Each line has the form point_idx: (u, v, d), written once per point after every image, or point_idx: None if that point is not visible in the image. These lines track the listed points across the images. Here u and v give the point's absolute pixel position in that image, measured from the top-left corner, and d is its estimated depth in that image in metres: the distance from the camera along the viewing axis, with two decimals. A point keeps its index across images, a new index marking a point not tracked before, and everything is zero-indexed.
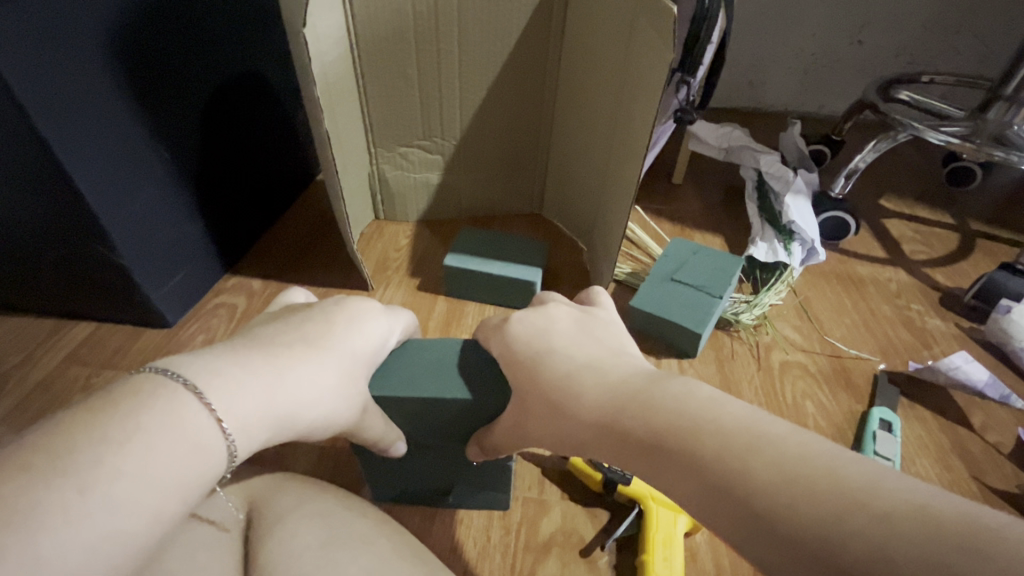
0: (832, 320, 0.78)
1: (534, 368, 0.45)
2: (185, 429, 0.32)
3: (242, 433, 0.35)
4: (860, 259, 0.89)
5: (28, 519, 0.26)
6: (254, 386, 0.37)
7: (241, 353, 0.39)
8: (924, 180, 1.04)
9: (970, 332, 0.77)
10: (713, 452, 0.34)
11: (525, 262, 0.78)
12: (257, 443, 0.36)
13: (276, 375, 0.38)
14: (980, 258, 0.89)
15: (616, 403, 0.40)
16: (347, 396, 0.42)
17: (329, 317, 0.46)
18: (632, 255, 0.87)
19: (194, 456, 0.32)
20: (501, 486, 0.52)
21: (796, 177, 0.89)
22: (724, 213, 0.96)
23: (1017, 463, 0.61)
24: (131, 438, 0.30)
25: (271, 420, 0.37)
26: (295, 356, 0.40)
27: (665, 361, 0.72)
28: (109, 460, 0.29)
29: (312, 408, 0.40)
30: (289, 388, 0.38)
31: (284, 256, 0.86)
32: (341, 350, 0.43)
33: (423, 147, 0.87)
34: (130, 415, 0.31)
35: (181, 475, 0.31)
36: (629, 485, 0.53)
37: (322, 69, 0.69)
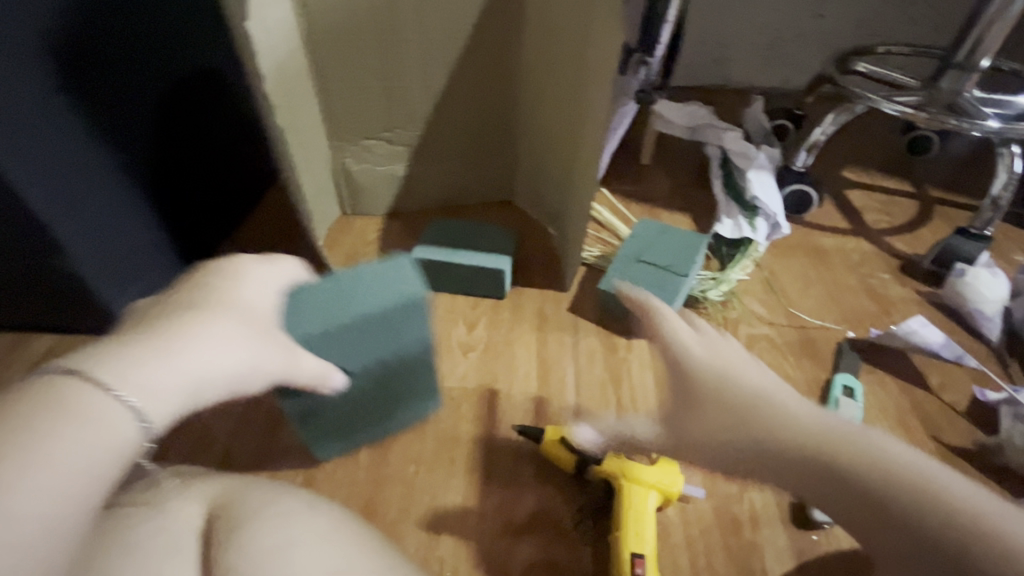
0: (797, 292, 0.79)
1: (711, 388, 0.44)
2: (89, 420, 0.32)
3: (149, 406, 0.34)
4: (823, 231, 0.90)
5: None
6: (153, 360, 0.36)
7: (136, 331, 0.37)
8: (885, 150, 1.06)
9: (928, 296, 0.80)
10: (873, 481, 0.37)
11: (493, 250, 0.78)
12: (169, 413, 0.36)
13: (178, 348, 0.37)
14: (938, 224, 0.92)
15: (802, 430, 0.40)
16: (259, 349, 0.41)
17: (220, 274, 0.43)
18: (600, 238, 0.87)
19: (97, 437, 0.32)
20: (425, 386, 0.57)
21: (759, 152, 0.90)
22: (692, 191, 0.97)
23: (971, 420, 0.64)
24: (31, 437, 0.30)
25: (179, 391, 0.36)
26: (192, 320, 0.39)
27: (636, 342, 0.73)
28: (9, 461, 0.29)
29: (221, 367, 0.38)
30: (192, 359, 0.37)
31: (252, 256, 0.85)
32: (242, 307, 0.42)
33: (387, 138, 0.86)
34: (27, 414, 0.31)
35: (91, 463, 0.32)
36: (602, 465, 0.54)
37: (275, 64, 0.68)
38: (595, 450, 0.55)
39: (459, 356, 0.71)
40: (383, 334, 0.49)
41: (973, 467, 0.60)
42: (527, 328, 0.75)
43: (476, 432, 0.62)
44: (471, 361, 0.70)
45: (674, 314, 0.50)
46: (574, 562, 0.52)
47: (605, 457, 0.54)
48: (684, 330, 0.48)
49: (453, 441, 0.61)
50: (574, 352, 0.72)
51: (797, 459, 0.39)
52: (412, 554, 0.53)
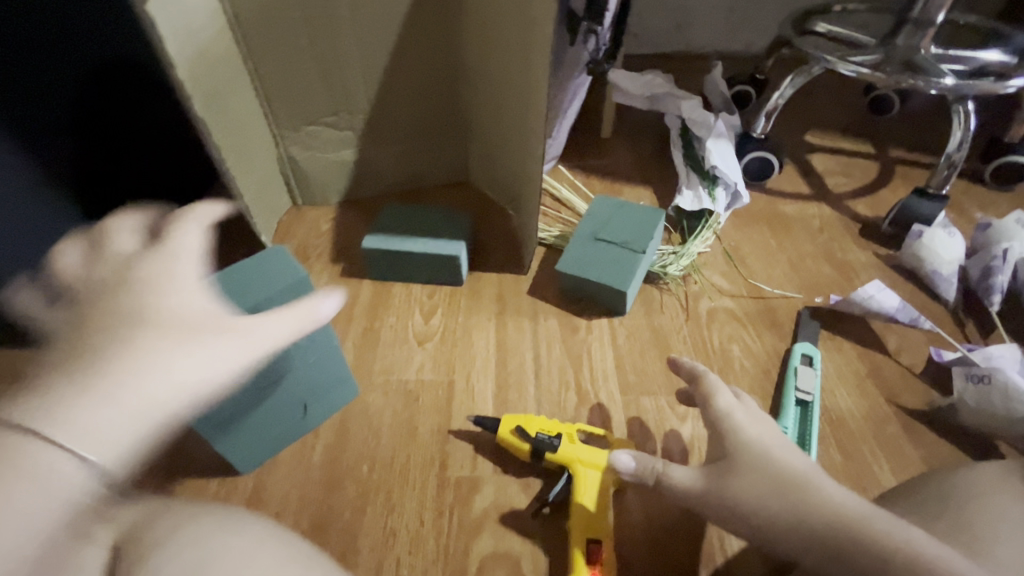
0: (758, 262, 0.79)
1: (754, 461, 0.44)
2: (40, 474, 0.30)
3: (88, 460, 0.30)
4: (785, 198, 0.89)
5: None
6: (75, 408, 0.31)
7: (63, 366, 0.31)
8: (848, 111, 1.05)
9: (887, 260, 0.80)
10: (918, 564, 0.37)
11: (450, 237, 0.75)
12: (120, 458, 0.31)
13: (110, 385, 0.31)
14: (897, 185, 0.91)
15: (857, 512, 0.40)
16: (212, 357, 0.34)
17: (137, 279, 0.35)
18: (560, 217, 0.85)
19: (43, 495, 0.30)
20: (339, 371, 0.59)
21: (717, 121, 0.88)
22: (653, 163, 0.95)
23: (929, 381, 0.63)
24: None
25: (122, 435, 0.31)
26: (113, 347, 0.32)
27: (596, 322, 0.71)
28: None
29: (169, 389, 0.32)
30: (133, 391, 0.32)
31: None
32: (171, 319, 0.34)
33: (332, 123, 0.82)
34: None
35: (40, 516, 0.30)
36: (556, 453, 0.53)
37: (196, 49, 0.64)
38: (549, 438, 0.54)
39: (415, 348, 0.69)
40: None
41: (931, 430, 0.59)
42: (485, 314, 0.73)
43: (432, 425, 0.60)
44: (429, 353, 0.68)
45: (719, 382, 0.52)
46: (532, 553, 0.51)
47: (559, 444, 0.54)
48: (728, 401, 0.49)
49: (410, 435, 0.60)
50: (533, 336, 0.70)
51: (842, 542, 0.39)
52: (366, 557, 0.52)
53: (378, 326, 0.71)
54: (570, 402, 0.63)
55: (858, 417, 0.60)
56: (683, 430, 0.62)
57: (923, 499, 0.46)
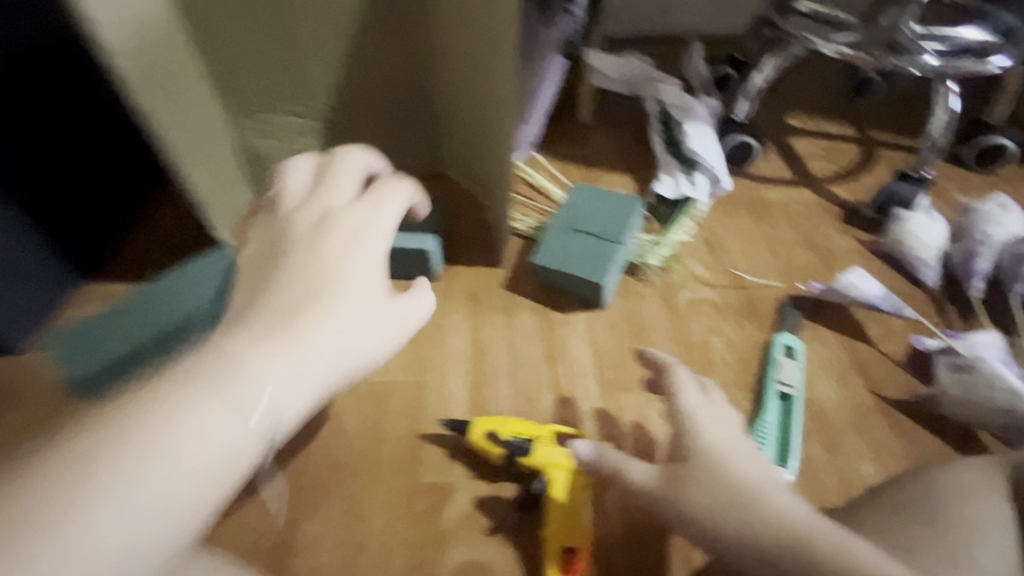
0: (739, 251, 0.76)
1: (709, 466, 0.42)
2: (231, 409, 0.29)
3: (283, 401, 0.31)
4: (767, 183, 0.87)
5: (65, 519, 0.25)
6: (297, 346, 0.33)
7: (275, 306, 0.34)
8: (831, 93, 1.02)
9: (869, 245, 0.78)
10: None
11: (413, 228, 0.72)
12: (304, 403, 0.32)
13: (306, 336, 0.33)
14: (880, 168, 0.90)
15: (805, 527, 0.38)
16: (380, 328, 0.37)
17: (331, 240, 0.38)
18: (537, 207, 0.82)
19: (232, 429, 0.29)
20: None
21: (697, 105, 0.86)
22: (633, 148, 0.91)
23: (912, 370, 0.62)
24: (167, 430, 0.28)
25: (312, 381, 0.33)
26: (315, 302, 0.35)
27: (573, 316, 0.69)
28: (141, 458, 0.27)
29: (351, 350, 0.35)
30: (320, 345, 0.34)
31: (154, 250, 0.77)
32: (362, 281, 0.37)
33: (293, 111, 0.77)
34: (170, 406, 0.28)
35: (224, 450, 0.29)
36: (528, 458, 0.51)
37: (128, 36, 0.59)
38: (521, 442, 0.52)
39: None
40: None
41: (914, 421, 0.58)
42: (458, 310, 0.70)
43: (403, 431, 0.58)
44: (400, 353, 0.65)
45: (688, 377, 0.50)
46: (506, 561, 0.50)
47: (532, 448, 0.51)
48: (693, 400, 0.48)
49: (378, 441, 0.58)
50: (509, 333, 0.67)
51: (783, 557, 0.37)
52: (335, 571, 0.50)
53: None
54: (546, 401, 0.62)
55: (840, 410, 0.59)
56: (662, 428, 0.60)
57: (896, 499, 0.45)
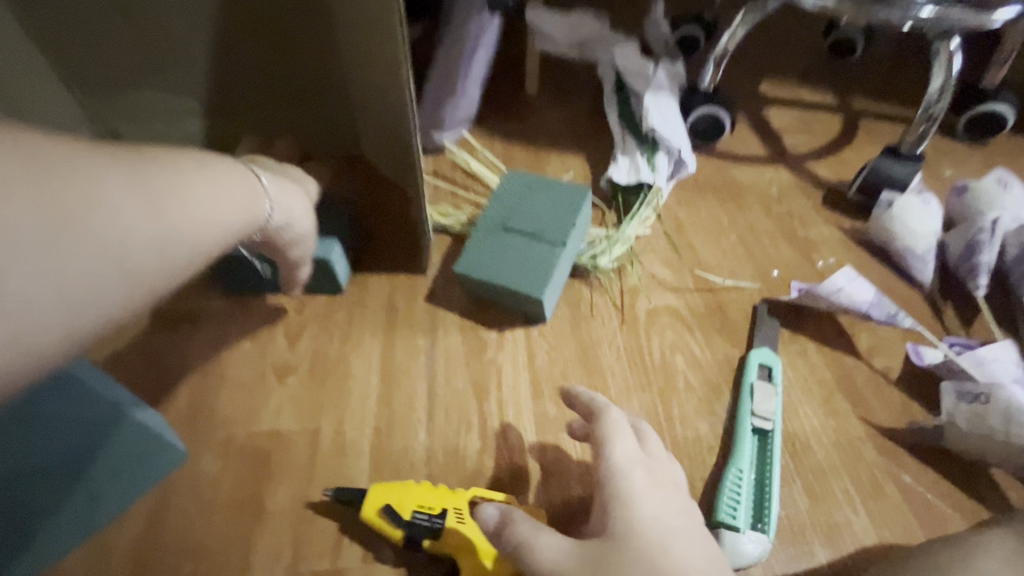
0: (707, 246, 0.65)
1: (655, 550, 0.35)
2: (251, 190, 0.39)
3: (280, 212, 0.43)
4: (738, 162, 0.75)
5: (131, 189, 0.31)
6: (281, 186, 0.44)
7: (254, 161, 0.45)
8: (807, 55, 0.90)
9: (853, 233, 0.68)
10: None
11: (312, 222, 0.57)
12: (281, 225, 0.44)
13: (282, 182, 0.45)
14: (863, 141, 0.79)
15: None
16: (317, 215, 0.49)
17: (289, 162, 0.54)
18: (472, 196, 0.69)
19: (247, 200, 0.39)
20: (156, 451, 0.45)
21: (657, 70, 0.72)
22: (585, 123, 0.78)
23: (905, 389, 0.52)
24: (210, 173, 0.36)
25: (287, 212, 0.44)
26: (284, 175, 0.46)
27: (509, 334, 0.57)
28: (194, 179, 0.35)
29: (304, 215, 0.47)
30: (291, 194, 0.45)
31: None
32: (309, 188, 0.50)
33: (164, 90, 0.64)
34: (217, 166, 0.37)
35: (242, 212, 0.38)
36: (437, 542, 0.40)
37: None
38: (428, 522, 0.40)
39: (273, 385, 0.52)
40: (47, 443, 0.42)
41: (909, 456, 0.49)
42: (368, 329, 0.57)
43: (289, 499, 0.46)
44: (289, 392, 0.52)
45: (621, 423, 0.42)
46: None
47: (442, 530, 0.40)
48: (628, 456, 0.40)
49: (257, 517, 0.46)
50: (429, 358, 0.55)
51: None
52: None
53: (224, 354, 0.54)
54: (473, 445, 0.50)
55: (824, 445, 0.49)
56: None
57: None
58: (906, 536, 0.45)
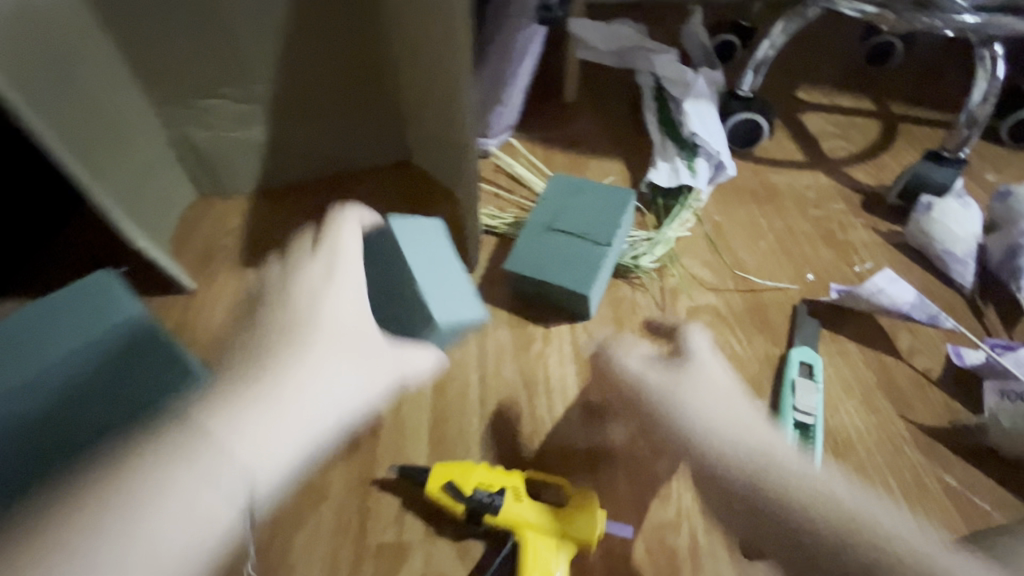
0: (746, 248, 0.66)
1: (701, 397, 0.42)
2: (233, 453, 0.31)
3: (260, 466, 0.32)
4: (776, 166, 0.76)
5: None
6: (259, 421, 0.33)
7: (230, 370, 0.34)
8: (843, 61, 0.91)
9: (893, 237, 0.68)
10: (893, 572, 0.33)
11: (439, 264, 0.50)
12: (273, 473, 0.33)
13: (272, 401, 0.33)
14: (902, 147, 0.79)
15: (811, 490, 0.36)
16: (367, 371, 0.38)
17: (304, 276, 0.40)
18: (515, 200, 0.72)
19: (217, 497, 0.30)
20: None
21: (697, 77, 0.75)
22: (623, 128, 0.81)
23: (947, 389, 0.53)
24: (136, 493, 0.29)
25: (282, 446, 0.33)
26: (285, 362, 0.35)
27: (555, 330, 0.59)
28: (130, 516, 0.28)
29: (332, 408, 0.35)
30: (291, 410, 0.34)
31: (91, 254, 0.67)
32: (345, 320, 0.39)
33: (228, 96, 0.67)
34: (150, 469, 0.30)
35: (216, 493, 0.30)
36: (497, 516, 0.42)
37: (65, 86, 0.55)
38: (489, 498, 0.43)
39: None
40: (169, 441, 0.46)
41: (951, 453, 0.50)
42: None
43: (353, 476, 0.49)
44: None
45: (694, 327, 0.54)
46: None
47: (501, 506, 0.43)
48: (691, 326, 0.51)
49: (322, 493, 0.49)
50: (480, 350, 0.58)
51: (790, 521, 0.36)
52: None
53: None
54: (522, 432, 0.52)
55: (865, 441, 0.50)
56: (659, 466, 0.50)
57: None
58: (950, 530, 0.46)
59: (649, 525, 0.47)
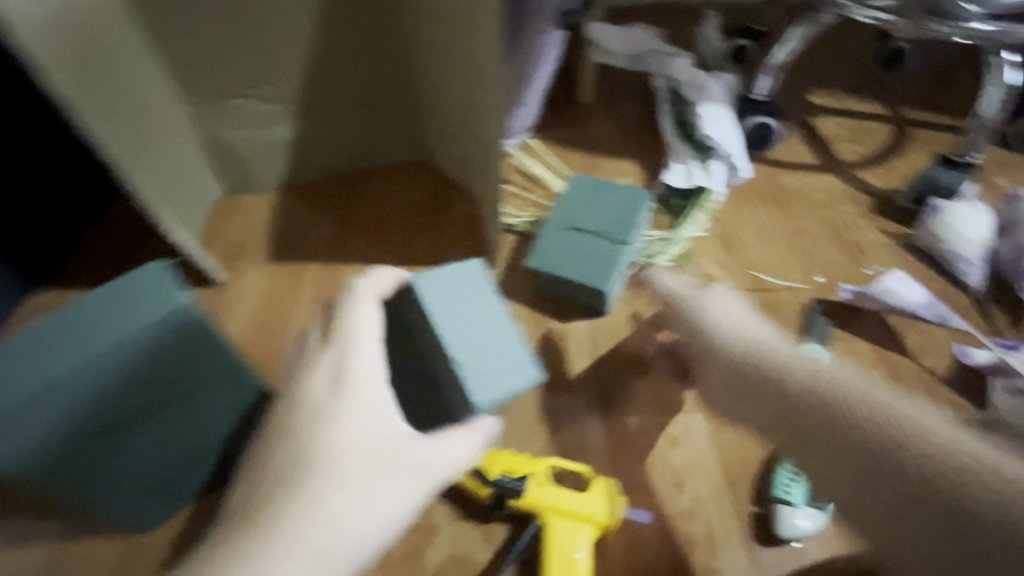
0: (758, 248, 0.68)
1: (715, 307, 0.52)
2: None
3: None
4: (788, 169, 0.78)
5: None
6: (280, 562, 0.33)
7: (258, 502, 0.35)
8: (854, 66, 0.93)
9: (903, 238, 0.70)
10: (903, 431, 0.36)
11: (480, 317, 0.43)
12: None
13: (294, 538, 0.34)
14: (913, 150, 0.81)
15: (813, 373, 0.42)
16: (394, 490, 0.37)
17: (321, 389, 0.38)
18: (532, 199, 0.74)
19: None
20: None
21: (712, 81, 0.77)
22: (637, 130, 0.83)
23: (954, 386, 0.55)
24: None
25: None
26: (286, 505, 0.34)
27: (573, 325, 0.61)
28: None
29: (358, 531, 0.35)
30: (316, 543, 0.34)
31: (118, 247, 0.69)
32: (369, 439, 0.37)
33: (257, 96, 0.69)
34: None
35: None
36: (521, 499, 0.45)
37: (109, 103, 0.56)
38: (512, 482, 0.45)
39: None
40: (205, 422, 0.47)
41: None
42: None
43: None
44: None
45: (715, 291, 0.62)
46: None
47: (524, 490, 0.45)
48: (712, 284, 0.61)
49: None
50: None
51: (799, 401, 0.41)
52: None
53: None
54: (542, 424, 0.54)
55: None
56: (673, 457, 0.52)
57: None
58: None
59: (664, 512, 0.49)
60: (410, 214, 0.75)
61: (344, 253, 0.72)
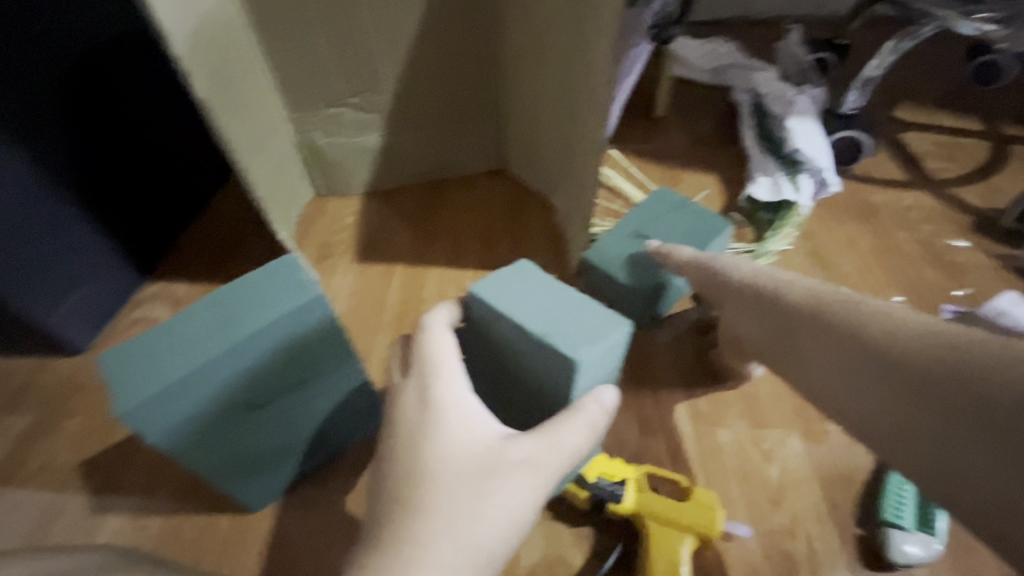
0: (850, 265, 0.66)
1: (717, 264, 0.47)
2: None
3: None
4: (877, 185, 0.76)
5: None
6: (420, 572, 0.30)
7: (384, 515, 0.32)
8: (945, 81, 0.89)
9: (1006, 259, 0.67)
10: (898, 336, 0.33)
11: (548, 300, 0.43)
12: None
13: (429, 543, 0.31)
14: (1014, 168, 0.77)
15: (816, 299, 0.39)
16: (517, 481, 0.34)
17: (415, 400, 0.38)
18: (612, 210, 0.75)
19: None
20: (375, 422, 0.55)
21: (799, 94, 0.75)
22: (716, 144, 0.82)
23: None
24: None
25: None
26: (406, 518, 0.31)
27: (658, 335, 0.61)
28: None
29: (492, 526, 0.33)
30: (455, 543, 0.31)
31: (221, 245, 0.73)
32: (477, 438, 0.36)
33: (353, 105, 0.72)
34: None
35: None
36: (620, 505, 0.45)
37: (229, 102, 0.59)
38: (611, 487, 0.45)
39: None
40: (311, 406, 0.48)
41: None
42: None
43: None
44: None
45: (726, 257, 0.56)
46: None
47: (623, 496, 0.45)
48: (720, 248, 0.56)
49: None
50: None
51: (801, 320, 0.39)
52: None
53: None
54: (630, 432, 0.53)
55: None
56: (769, 472, 0.51)
57: None
58: None
59: (762, 527, 0.48)
60: (490, 220, 0.77)
61: (426, 255, 0.74)
